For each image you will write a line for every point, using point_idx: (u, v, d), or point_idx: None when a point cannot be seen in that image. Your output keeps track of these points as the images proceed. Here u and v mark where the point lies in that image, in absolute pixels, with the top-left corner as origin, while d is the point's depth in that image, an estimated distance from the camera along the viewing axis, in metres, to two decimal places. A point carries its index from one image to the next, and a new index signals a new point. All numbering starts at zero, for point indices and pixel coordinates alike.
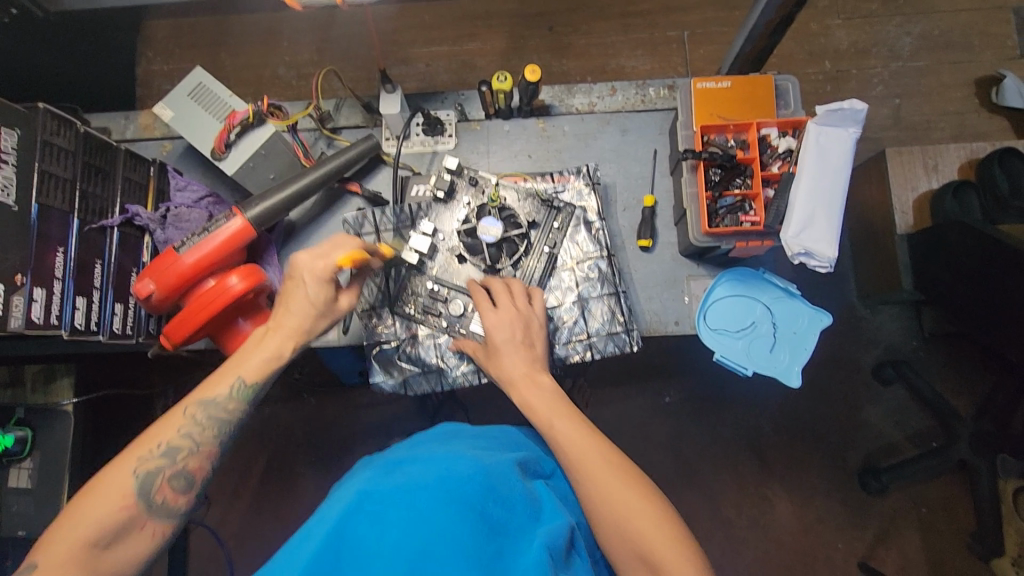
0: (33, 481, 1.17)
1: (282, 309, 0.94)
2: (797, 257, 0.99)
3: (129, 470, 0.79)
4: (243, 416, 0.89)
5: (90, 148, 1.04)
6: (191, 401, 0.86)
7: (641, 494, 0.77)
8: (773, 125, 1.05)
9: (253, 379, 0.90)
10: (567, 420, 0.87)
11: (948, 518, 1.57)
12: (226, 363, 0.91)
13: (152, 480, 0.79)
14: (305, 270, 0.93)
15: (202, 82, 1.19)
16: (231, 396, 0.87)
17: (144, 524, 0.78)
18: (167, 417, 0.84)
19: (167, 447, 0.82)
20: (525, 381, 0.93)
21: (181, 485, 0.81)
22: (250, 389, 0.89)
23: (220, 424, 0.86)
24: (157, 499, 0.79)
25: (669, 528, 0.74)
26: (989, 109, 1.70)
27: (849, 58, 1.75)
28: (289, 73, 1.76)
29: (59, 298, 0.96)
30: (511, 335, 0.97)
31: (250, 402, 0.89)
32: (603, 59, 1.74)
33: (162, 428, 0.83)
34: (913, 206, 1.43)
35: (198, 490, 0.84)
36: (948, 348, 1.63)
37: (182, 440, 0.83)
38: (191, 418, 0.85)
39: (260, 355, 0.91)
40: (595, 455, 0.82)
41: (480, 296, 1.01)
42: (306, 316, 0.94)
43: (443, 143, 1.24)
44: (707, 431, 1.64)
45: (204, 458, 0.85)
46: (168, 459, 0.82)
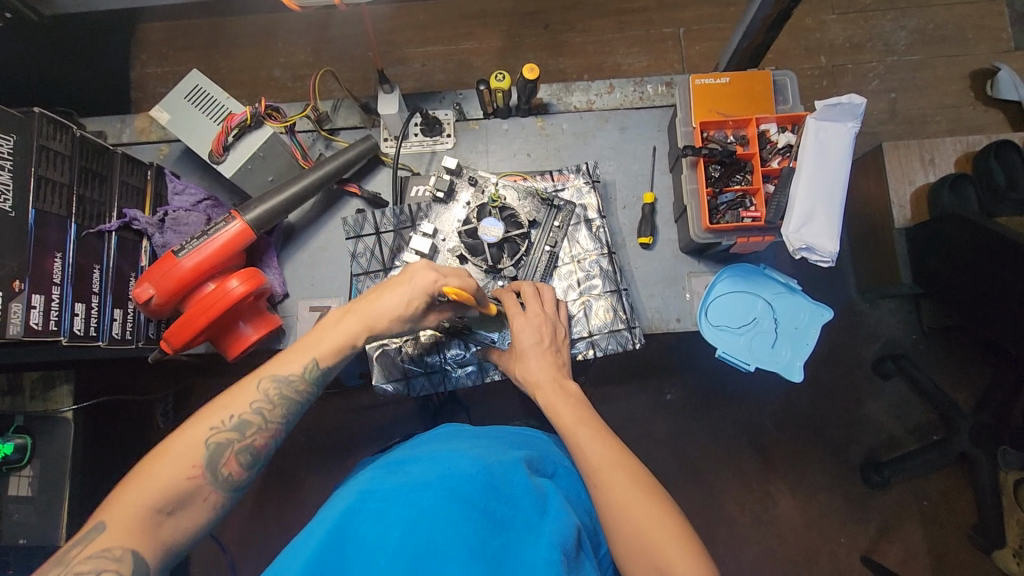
0: (33, 490, 1.16)
1: (373, 297, 0.90)
2: (798, 253, 0.99)
3: (200, 439, 0.77)
4: (308, 398, 0.88)
5: (86, 152, 1.04)
6: (264, 374, 0.84)
7: (647, 494, 0.75)
8: (771, 121, 1.05)
9: (326, 360, 0.88)
10: (575, 422, 0.87)
11: (950, 511, 1.57)
12: (299, 342, 0.89)
13: (220, 452, 0.78)
14: (416, 278, 0.89)
15: (198, 84, 1.18)
16: (302, 375, 0.86)
17: (208, 493, 0.76)
18: (240, 388, 0.82)
19: (237, 420, 0.80)
20: (551, 386, 0.94)
21: (247, 461, 0.80)
22: (320, 371, 0.88)
23: (289, 401, 0.85)
24: (222, 472, 0.78)
25: (676, 531, 0.71)
26: (984, 102, 1.71)
27: (844, 53, 1.75)
28: (285, 74, 1.75)
29: (58, 304, 0.95)
30: (539, 341, 0.98)
31: (318, 383, 0.88)
32: (599, 56, 1.74)
33: (233, 399, 0.81)
34: (910, 199, 1.43)
35: (259, 467, 0.82)
36: (948, 341, 1.64)
37: (253, 415, 0.81)
38: (262, 392, 0.83)
39: (336, 340, 0.89)
40: (602, 455, 0.81)
41: (506, 301, 1.01)
42: (391, 316, 0.90)
43: (442, 143, 1.24)
44: (708, 428, 1.64)
45: (270, 436, 0.83)
46: (238, 432, 0.80)
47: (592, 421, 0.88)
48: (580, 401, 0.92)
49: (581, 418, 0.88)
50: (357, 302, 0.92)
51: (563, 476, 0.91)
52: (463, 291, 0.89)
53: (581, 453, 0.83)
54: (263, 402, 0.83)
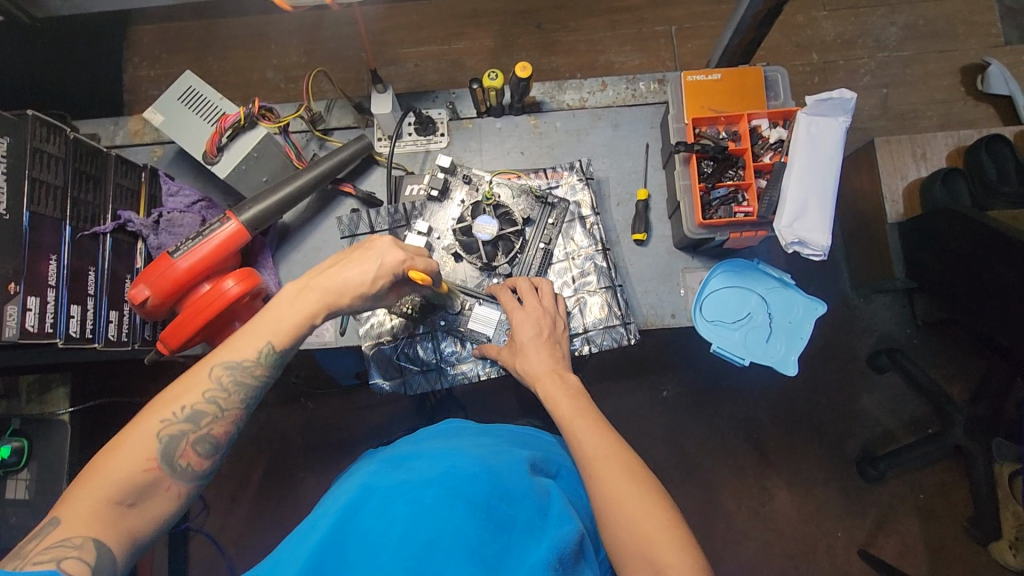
0: (31, 492, 1.15)
1: (332, 273, 0.90)
2: (790, 247, 1.00)
3: (152, 433, 0.75)
4: (266, 381, 0.86)
5: (80, 154, 1.04)
6: (215, 362, 0.82)
7: (644, 489, 0.75)
8: (763, 116, 1.06)
9: (283, 344, 0.86)
10: (575, 416, 0.87)
11: (945, 503, 1.59)
12: (251, 325, 0.86)
13: (176, 444, 0.77)
14: (376, 255, 0.91)
15: (192, 85, 1.18)
16: (258, 360, 0.84)
17: (169, 484, 0.76)
18: (189, 377, 0.80)
19: (190, 411, 0.79)
20: (551, 378, 0.94)
21: (206, 450, 0.79)
22: (277, 354, 0.86)
23: (246, 388, 0.83)
24: (181, 464, 0.77)
25: (670, 526, 0.72)
26: (974, 97, 1.72)
27: (836, 49, 1.76)
28: (277, 76, 1.75)
29: (53, 306, 0.95)
30: (540, 333, 0.99)
31: (276, 367, 0.86)
32: (592, 55, 1.75)
33: (185, 390, 0.80)
34: (903, 194, 1.43)
35: (220, 454, 0.82)
36: (941, 335, 1.65)
37: (207, 405, 0.80)
38: (215, 381, 0.81)
39: (294, 320, 0.87)
40: (601, 449, 0.81)
41: (503, 297, 1.03)
42: (353, 292, 0.90)
43: (436, 142, 1.24)
44: (704, 424, 1.64)
45: (228, 423, 0.82)
46: (192, 423, 0.79)
47: (591, 414, 0.88)
48: (579, 392, 0.92)
49: (581, 412, 0.88)
50: (312, 277, 0.90)
51: (563, 475, 0.91)
52: (427, 273, 0.95)
53: (579, 448, 0.83)
54: (217, 391, 0.81)
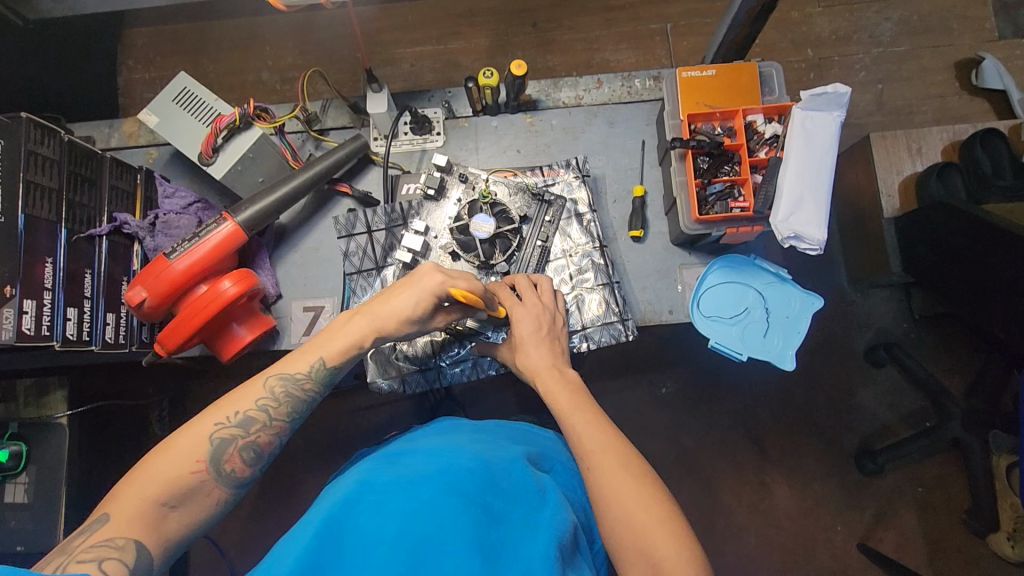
0: (29, 496, 1.16)
1: (385, 298, 0.90)
2: (787, 241, 1.00)
3: (205, 435, 0.77)
4: (315, 397, 0.88)
5: (75, 157, 1.03)
6: (271, 373, 0.84)
7: (639, 480, 0.76)
8: (758, 111, 1.06)
9: (335, 361, 0.88)
10: (571, 410, 0.87)
11: (945, 497, 1.59)
12: (308, 342, 0.89)
13: (224, 449, 0.78)
14: (424, 279, 0.89)
15: (186, 87, 1.18)
16: (310, 375, 0.86)
17: (211, 489, 0.77)
18: (247, 385, 0.83)
19: (242, 417, 0.81)
20: (550, 373, 0.94)
21: (250, 457, 0.80)
22: (328, 371, 0.88)
23: (295, 401, 0.85)
24: (226, 468, 0.78)
25: (667, 518, 0.72)
26: (969, 91, 1.73)
27: (831, 46, 1.76)
28: (273, 77, 1.75)
29: (50, 309, 0.95)
30: (537, 328, 0.99)
31: (325, 383, 0.88)
32: (587, 53, 1.75)
33: (240, 398, 0.82)
34: (898, 189, 1.44)
35: (262, 464, 0.83)
36: (938, 329, 1.65)
37: (258, 413, 0.82)
38: (269, 390, 0.83)
39: (347, 340, 0.89)
40: (597, 441, 0.82)
41: (502, 294, 1.01)
42: (400, 317, 0.90)
43: (432, 141, 1.24)
44: (703, 420, 1.65)
45: (274, 434, 0.83)
46: (242, 429, 0.80)
47: (589, 407, 0.88)
48: (577, 386, 0.92)
49: (579, 406, 0.88)
50: (369, 303, 0.92)
51: (558, 470, 0.92)
52: (471, 292, 0.89)
53: (577, 440, 0.83)
54: (268, 400, 0.83)
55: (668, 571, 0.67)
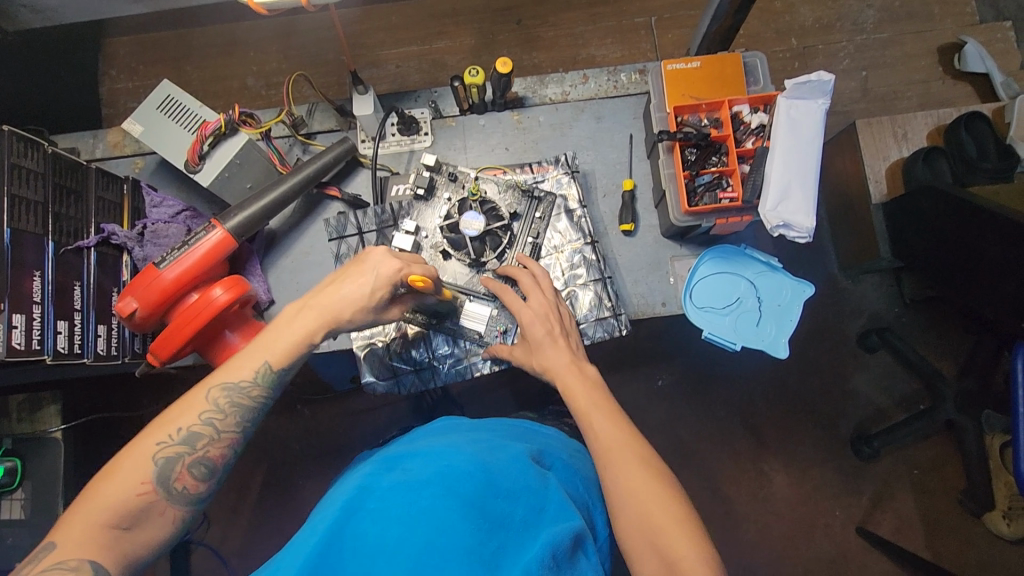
0: (26, 512, 1.14)
1: (330, 292, 0.91)
2: (776, 230, 1.01)
3: (148, 456, 0.77)
4: (265, 404, 0.87)
5: (59, 169, 1.02)
6: (213, 384, 0.83)
7: (655, 479, 0.77)
8: (744, 102, 1.05)
9: (280, 363, 0.87)
10: (591, 409, 0.88)
11: (940, 477, 1.61)
12: (250, 344, 0.88)
13: (170, 467, 0.77)
14: (372, 271, 0.91)
15: (170, 94, 1.17)
16: (255, 381, 0.85)
17: (164, 508, 0.77)
18: (187, 400, 0.82)
19: (186, 433, 0.80)
20: (569, 369, 0.95)
21: (201, 473, 0.80)
22: (275, 375, 0.87)
23: (241, 411, 0.84)
24: (176, 486, 0.78)
25: (682, 519, 0.73)
26: (952, 76, 1.74)
27: (814, 34, 1.77)
28: (258, 83, 1.74)
29: (40, 323, 0.94)
30: (550, 331, 0.99)
31: (274, 388, 0.87)
32: (573, 49, 1.75)
33: (181, 413, 0.80)
34: (885, 175, 1.45)
35: (217, 477, 0.82)
36: (929, 312, 1.67)
37: (203, 427, 0.81)
38: (212, 402, 0.82)
39: (290, 340, 0.88)
40: (616, 440, 0.83)
41: (508, 296, 1.03)
42: (353, 307, 0.91)
43: (420, 141, 1.24)
44: (700, 410, 1.66)
45: (224, 446, 0.83)
46: (188, 445, 0.79)
47: (606, 405, 0.89)
48: (597, 384, 0.93)
49: (596, 403, 0.89)
50: (311, 296, 0.92)
51: (559, 466, 0.92)
52: (428, 279, 0.94)
53: (596, 437, 0.84)
54: (213, 413, 0.82)
55: (681, 567, 0.68)
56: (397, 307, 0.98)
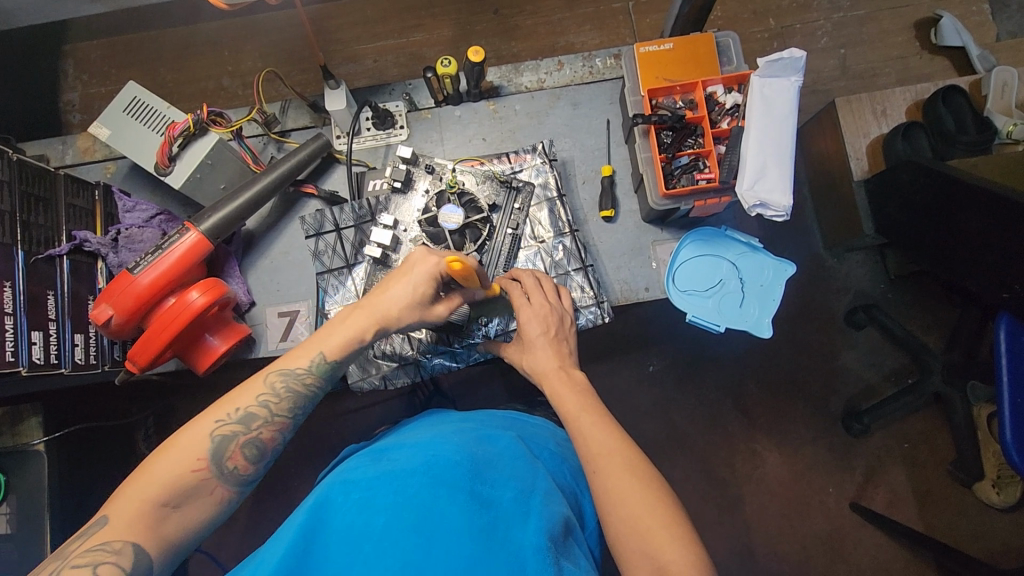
0: (12, 526, 1.12)
1: (380, 291, 0.91)
2: (753, 209, 1.00)
3: (205, 433, 0.77)
4: (317, 391, 0.87)
5: (26, 176, 1.00)
6: (270, 370, 0.84)
7: (645, 488, 0.75)
8: (717, 82, 1.06)
9: (335, 356, 0.87)
10: (579, 416, 0.87)
11: (930, 450, 1.62)
12: (308, 338, 0.89)
13: (224, 447, 0.77)
14: (417, 266, 0.90)
15: (137, 96, 1.15)
16: (310, 369, 0.85)
17: (214, 488, 0.76)
18: (249, 381, 0.83)
19: (243, 414, 0.80)
20: (558, 375, 0.96)
21: (253, 455, 0.79)
22: (329, 366, 0.87)
23: (295, 397, 0.84)
24: (228, 466, 0.77)
25: (672, 523, 0.72)
26: (930, 50, 1.74)
27: (792, 14, 1.77)
28: (233, 83, 1.71)
29: (13, 334, 0.92)
30: (547, 331, 0.99)
31: (326, 378, 0.88)
32: (551, 37, 1.73)
33: (241, 394, 0.81)
34: (866, 151, 1.45)
35: (265, 462, 0.82)
36: (914, 287, 1.68)
37: (259, 408, 0.81)
38: (269, 386, 0.83)
39: (346, 333, 0.88)
40: (605, 444, 0.81)
41: (512, 293, 1.01)
42: (402, 305, 0.90)
43: (395, 135, 1.23)
44: (692, 394, 1.66)
45: (276, 430, 0.83)
46: (243, 425, 0.79)
47: (595, 409, 0.89)
48: (584, 388, 0.93)
49: (585, 405, 0.89)
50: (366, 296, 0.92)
51: (546, 456, 0.92)
52: (464, 264, 0.86)
53: (581, 442, 0.83)
54: (268, 397, 0.83)
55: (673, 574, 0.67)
56: (443, 304, 0.95)
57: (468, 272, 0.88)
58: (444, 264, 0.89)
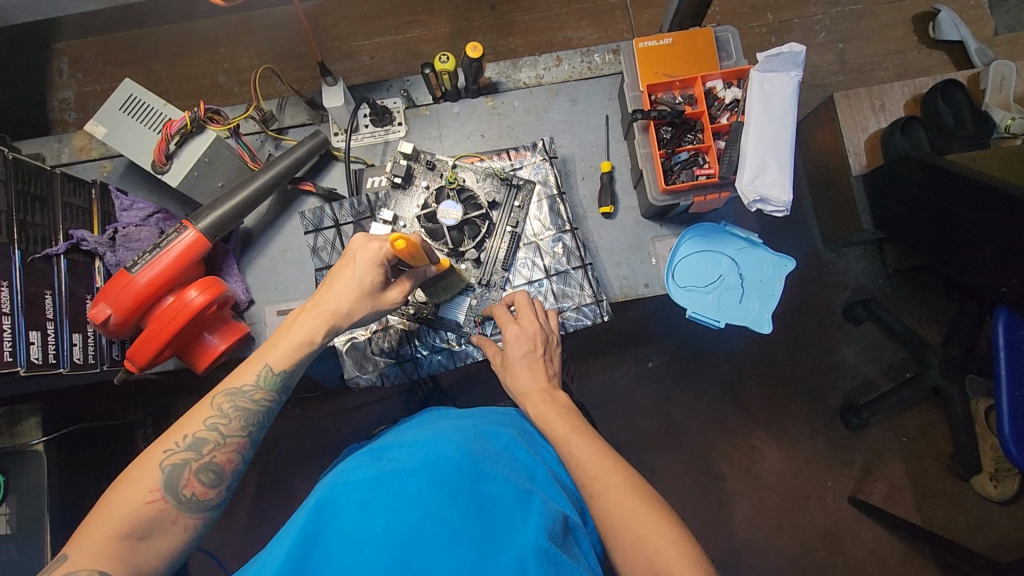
0: (12, 526, 1.11)
1: (327, 289, 0.91)
2: (753, 204, 1.00)
3: (155, 465, 0.77)
4: (271, 406, 0.87)
5: (22, 175, 0.99)
6: (217, 392, 0.83)
7: (649, 506, 0.75)
8: (717, 77, 1.05)
9: (282, 364, 0.87)
10: (570, 437, 0.87)
11: (928, 444, 1.63)
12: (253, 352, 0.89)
13: (177, 475, 0.77)
14: (359, 254, 0.90)
15: (133, 93, 1.14)
16: (258, 385, 0.85)
17: (176, 517, 0.76)
18: (195, 409, 0.83)
19: (192, 440, 0.80)
20: (542, 396, 0.94)
21: (210, 479, 0.79)
22: (279, 377, 0.87)
23: (246, 415, 0.84)
24: (186, 493, 0.77)
25: (665, 522, 0.73)
26: (927, 44, 1.74)
27: (789, 8, 1.76)
28: (230, 80, 1.70)
29: (10, 334, 0.91)
30: (530, 348, 0.99)
31: (277, 390, 0.87)
32: (549, 32, 1.73)
33: (189, 422, 0.81)
34: (864, 147, 1.45)
35: (228, 483, 0.82)
36: (911, 281, 1.68)
37: (208, 432, 0.81)
38: (217, 408, 0.82)
39: (293, 339, 0.88)
40: (596, 463, 0.82)
41: (497, 312, 1.03)
42: (350, 298, 0.90)
43: (394, 132, 1.23)
44: (691, 390, 1.66)
45: (232, 451, 0.82)
46: (194, 452, 0.79)
47: (585, 429, 0.88)
48: (569, 409, 0.92)
49: (574, 426, 0.89)
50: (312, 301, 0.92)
51: (547, 454, 0.92)
52: (410, 240, 0.85)
53: (575, 459, 0.84)
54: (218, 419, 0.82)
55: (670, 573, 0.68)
56: (395, 288, 0.94)
57: (413, 249, 0.87)
58: (389, 248, 0.90)
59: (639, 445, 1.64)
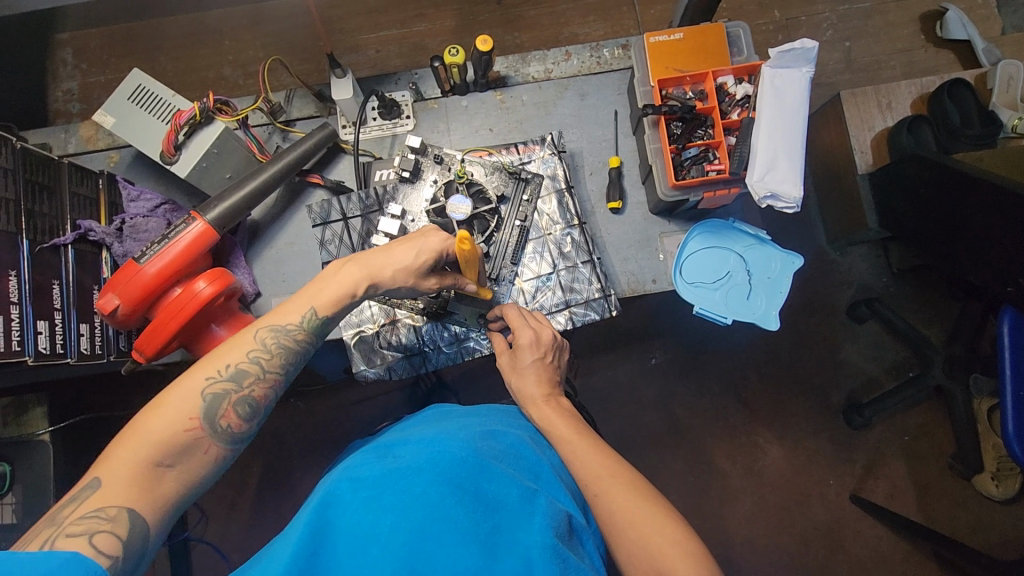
0: (17, 516, 1.11)
1: (380, 249, 0.91)
2: (763, 201, 1.00)
3: (196, 391, 0.76)
4: (307, 348, 0.87)
5: (30, 164, 0.99)
6: (261, 325, 0.83)
7: (653, 505, 0.76)
8: (728, 73, 1.05)
9: (326, 311, 0.87)
10: (573, 438, 0.88)
11: (930, 443, 1.63)
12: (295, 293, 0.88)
13: (217, 404, 0.77)
14: (426, 238, 0.92)
15: (141, 83, 1.14)
16: (300, 325, 0.85)
17: (208, 446, 0.76)
18: (237, 338, 0.83)
19: (234, 371, 0.80)
20: (546, 403, 0.96)
21: (245, 412, 0.79)
22: (319, 322, 0.87)
23: (286, 353, 0.84)
24: (221, 424, 0.77)
25: (666, 515, 0.75)
26: (934, 43, 1.73)
27: (796, 6, 1.76)
28: (235, 73, 1.70)
29: (19, 324, 0.91)
30: (539, 356, 1.00)
31: (316, 333, 0.87)
32: (556, 28, 1.72)
33: (231, 352, 0.81)
34: (871, 145, 1.45)
35: (258, 419, 0.82)
36: (915, 281, 1.68)
37: (250, 365, 0.81)
38: (260, 342, 0.82)
39: (337, 289, 0.88)
40: (600, 466, 0.82)
41: (507, 314, 1.02)
42: (398, 267, 0.90)
43: (402, 125, 1.22)
44: (693, 386, 1.67)
45: (268, 386, 0.83)
46: (234, 383, 0.79)
47: (588, 435, 0.89)
48: (572, 414, 0.94)
49: (578, 433, 0.90)
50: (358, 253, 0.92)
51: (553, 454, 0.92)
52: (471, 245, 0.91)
53: (577, 463, 0.84)
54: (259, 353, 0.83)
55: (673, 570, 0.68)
56: (436, 278, 0.95)
57: (473, 254, 0.93)
58: (454, 243, 0.93)
59: (641, 441, 1.64)
